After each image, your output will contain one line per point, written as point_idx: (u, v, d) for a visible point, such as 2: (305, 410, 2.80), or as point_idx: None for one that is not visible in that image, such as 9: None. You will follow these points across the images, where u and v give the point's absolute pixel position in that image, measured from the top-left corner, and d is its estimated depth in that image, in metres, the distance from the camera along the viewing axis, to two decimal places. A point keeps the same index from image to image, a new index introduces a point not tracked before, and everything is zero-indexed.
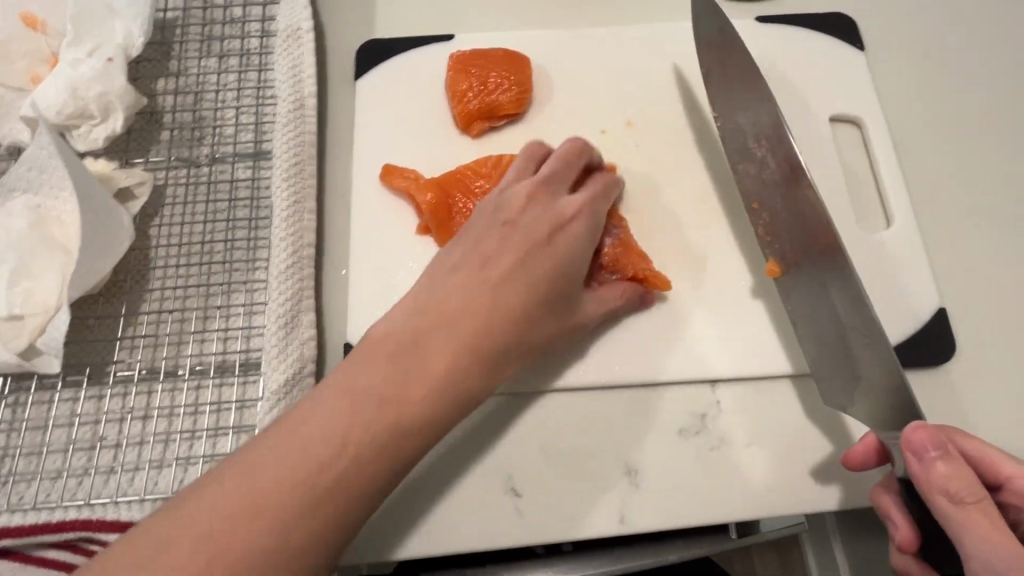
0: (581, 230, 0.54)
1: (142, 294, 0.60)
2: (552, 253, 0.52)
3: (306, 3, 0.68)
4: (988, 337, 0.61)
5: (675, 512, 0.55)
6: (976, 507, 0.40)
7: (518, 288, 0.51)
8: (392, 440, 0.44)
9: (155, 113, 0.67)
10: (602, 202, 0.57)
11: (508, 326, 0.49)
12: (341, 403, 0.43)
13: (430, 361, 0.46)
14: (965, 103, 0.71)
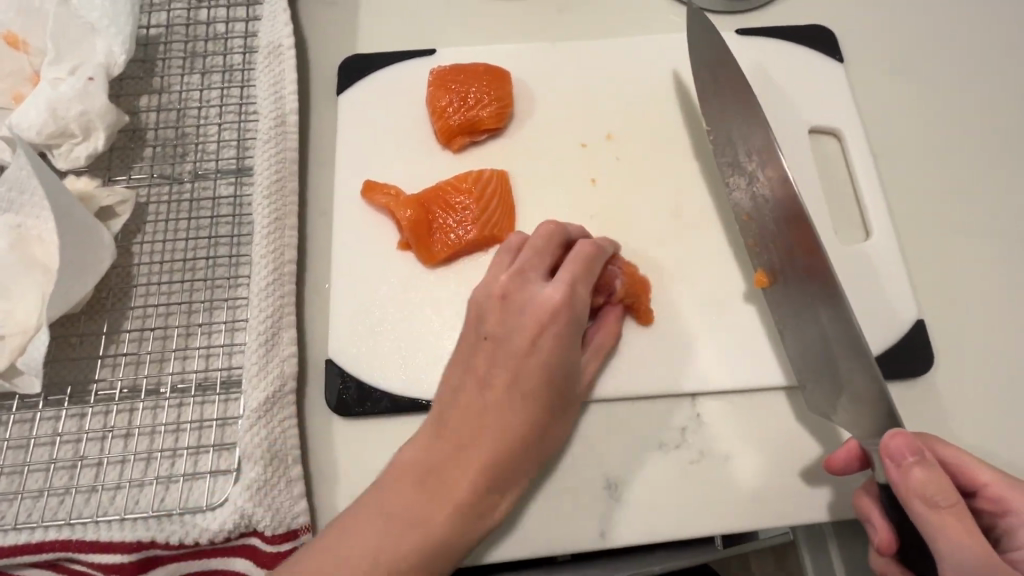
0: (563, 325, 0.52)
1: (125, 311, 0.61)
2: (542, 355, 0.51)
3: (287, 19, 0.68)
4: (969, 345, 0.61)
5: (656, 525, 0.55)
6: (951, 512, 0.40)
7: (509, 398, 0.50)
8: (429, 560, 0.46)
9: (138, 130, 0.68)
10: (582, 279, 0.53)
11: (506, 441, 0.49)
12: (362, 547, 0.45)
13: (440, 492, 0.47)
14: (967, 101, 0.72)
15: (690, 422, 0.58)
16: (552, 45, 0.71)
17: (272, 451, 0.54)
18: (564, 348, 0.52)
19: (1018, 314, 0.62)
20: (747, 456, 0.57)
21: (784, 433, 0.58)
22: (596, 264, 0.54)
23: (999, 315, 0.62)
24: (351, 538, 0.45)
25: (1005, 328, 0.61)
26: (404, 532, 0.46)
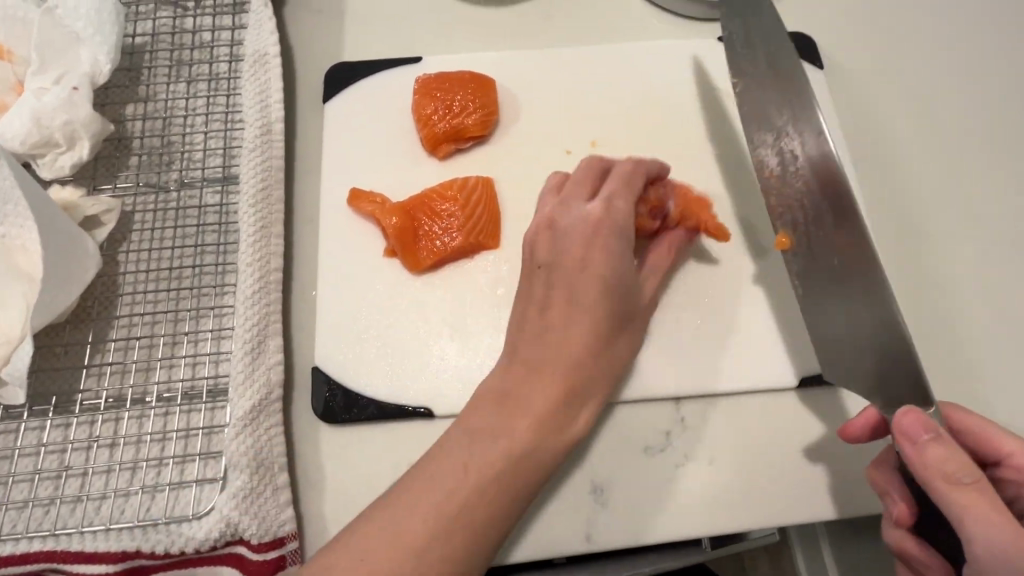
0: (611, 233, 0.54)
1: (110, 321, 0.61)
2: (601, 265, 0.53)
3: (272, 28, 0.69)
4: (947, 347, 0.62)
5: (641, 529, 0.56)
6: (971, 491, 0.40)
7: (570, 304, 0.53)
8: (513, 469, 0.47)
9: (124, 139, 0.68)
10: (622, 192, 0.56)
11: (573, 342, 0.52)
12: (456, 462, 0.46)
13: (519, 402, 0.49)
14: (967, 102, 0.74)
15: (675, 426, 0.59)
16: (537, 53, 0.71)
17: (257, 459, 0.54)
18: (618, 256, 0.54)
19: (996, 315, 0.63)
20: (731, 459, 0.58)
21: (766, 436, 0.58)
22: (637, 178, 0.57)
23: (977, 318, 0.63)
24: (426, 476, 0.46)
25: (984, 330, 0.63)
26: (492, 441, 0.47)
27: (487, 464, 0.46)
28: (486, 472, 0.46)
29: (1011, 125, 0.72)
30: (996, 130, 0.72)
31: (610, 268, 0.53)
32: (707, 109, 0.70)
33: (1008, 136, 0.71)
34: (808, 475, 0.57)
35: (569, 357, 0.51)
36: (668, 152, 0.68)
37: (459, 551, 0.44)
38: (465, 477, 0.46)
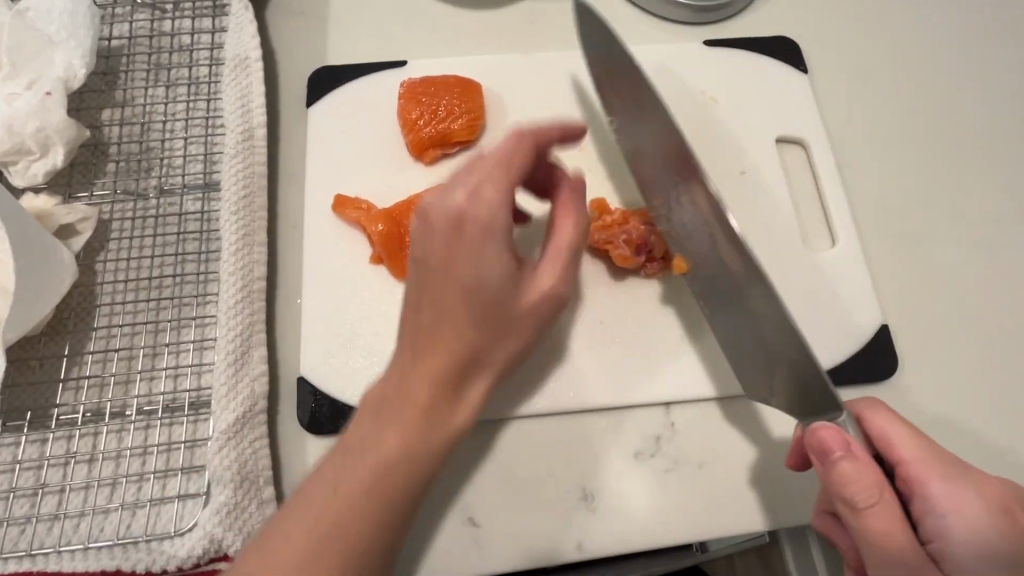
0: (483, 232, 0.46)
1: (88, 332, 0.59)
2: (466, 270, 0.45)
3: (253, 31, 0.67)
4: (932, 347, 0.63)
5: (633, 535, 0.55)
6: (876, 514, 0.39)
7: (436, 315, 0.46)
8: (377, 493, 0.43)
9: (101, 145, 0.66)
10: (495, 180, 0.46)
11: (441, 361, 0.45)
12: (312, 509, 0.42)
13: (390, 427, 0.44)
14: (961, 101, 0.75)
15: (664, 431, 0.59)
16: (523, 56, 0.71)
17: (242, 473, 0.53)
18: (487, 259, 0.46)
19: (977, 315, 0.64)
20: (721, 463, 0.58)
21: (756, 439, 0.58)
22: (512, 161, 0.47)
23: (959, 320, 0.64)
24: (295, 506, 0.43)
25: (965, 333, 0.64)
26: (356, 484, 0.43)
27: (345, 513, 0.42)
28: (349, 522, 0.42)
29: (991, 130, 0.73)
30: (977, 131, 0.73)
31: (476, 276, 0.45)
32: (694, 113, 0.70)
33: (987, 141, 0.73)
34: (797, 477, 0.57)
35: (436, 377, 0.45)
36: None
37: None
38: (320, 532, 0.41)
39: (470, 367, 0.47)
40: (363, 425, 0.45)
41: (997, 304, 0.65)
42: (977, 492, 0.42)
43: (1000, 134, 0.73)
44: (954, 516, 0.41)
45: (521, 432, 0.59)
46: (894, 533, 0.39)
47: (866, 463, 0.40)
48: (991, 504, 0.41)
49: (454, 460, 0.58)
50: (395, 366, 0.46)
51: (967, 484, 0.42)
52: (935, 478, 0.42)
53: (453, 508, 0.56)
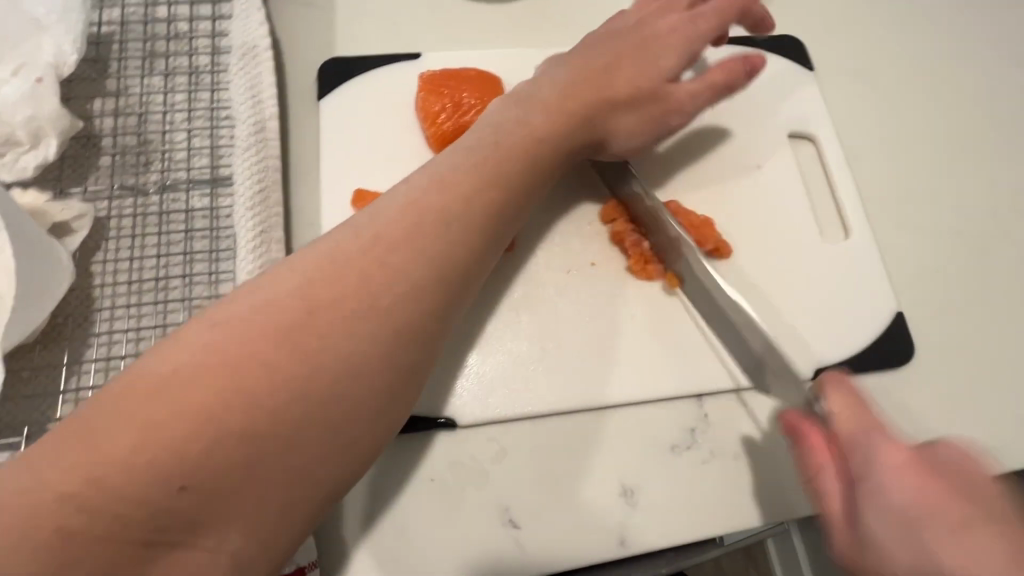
0: (638, 63, 0.58)
1: (87, 338, 0.54)
2: (643, 53, 0.59)
3: (261, 19, 0.64)
4: (941, 333, 0.66)
5: (674, 529, 0.55)
6: (818, 485, 0.46)
7: (595, 82, 0.57)
8: (372, 300, 0.42)
9: (92, 137, 0.61)
10: (659, 41, 0.59)
11: (587, 108, 0.56)
12: (279, 300, 0.39)
13: (404, 245, 0.44)
14: (952, 101, 0.79)
15: (698, 423, 0.59)
16: (542, 51, 0.70)
17: None
18: (641, 69, 0.58)
19: (981, 302, 0.68)
20: (754, 453, 0.58)
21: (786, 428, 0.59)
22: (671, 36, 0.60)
23: (965, 310, 0.67)
24: (277, 290, 0.40)
25: (972, 324, 0.66)
26: (327, 292, 0.41)
27: (299, 324, 0.39)
28: (300, 338, 0.38)
29: (982, 132, 0.77)
30: (968, 130, 0.77)
31: (650, 70, 0.58)
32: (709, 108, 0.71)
33: (979, 142, 0.77)
34: None
35: (502, 141, 0.52)
36: (674, 150, 0.68)
37: (270, 390, 0.36)
38: (266, 329, 0.38)
39: (481, 208, 0.49)
40: (352, 235, 0.44)
41: (1000, 296, 0.68)
42: (885, 455, 0.41)
43: (990, 137, 0.77)
44: (871, 490, 0.41)
45: (558, 430, 0.57)
46: (828, 503, 0.45)
47: (812, 436, 0.48)
48: (904, 469, 0.40)
49: (490, 462, 0.56)
50: (453, 165, 0.50)
51: (874, 449, 0.42)
52: (856, 446, 0.44)
53: (492, 511, 0.54)
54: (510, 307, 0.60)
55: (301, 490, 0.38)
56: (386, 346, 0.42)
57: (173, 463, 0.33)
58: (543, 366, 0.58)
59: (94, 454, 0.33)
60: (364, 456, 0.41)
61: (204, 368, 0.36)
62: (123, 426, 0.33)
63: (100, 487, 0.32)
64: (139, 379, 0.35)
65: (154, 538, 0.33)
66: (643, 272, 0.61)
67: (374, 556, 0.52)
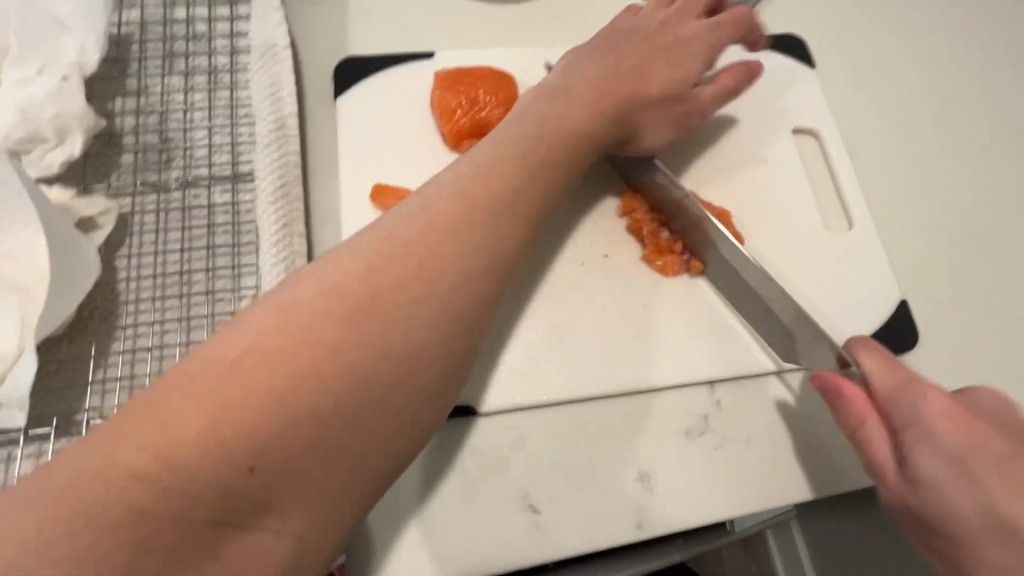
0: (661, 63, 0.61)
1: (113, 331, 0.55)
2: (670, 55, 0.62)
3: (279, 20, 0.66)
4: (941, 323, 0.68)
5: (688, 511, 0.57)
6: (863, 436, 0.50)
7: (622, 79, 0.59)
8: (425, 286, 0.43)
9: (114, 135, 0.62)
10: (682, 46, 0.62)
11: (617, 103, 0.58)
12: (334, 284, 0.41)
13: (452, 233, 0.46)
14: (950, 99, 0.81)
15: (710, 410, 0.60)
16: (552, 50, 0.72)
17: None
18: (670, 70, 0.61)
19: (978, 292, 0.70)
20: (766, 440, 0.60)
21: (795, 413, 0.61)
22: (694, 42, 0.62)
23: (962, 299, 0.69)
24: (331, 276, 0.41)
25: (970, 312, 0.69)
26: (380, 280, 0.42)
27: (357, 311, 0.40)
28: (360, 325, 0.40)
29: (979, 130, 0.80)
30: (966, 127, 0.79)
31: (673, 70, 0.61)
32: None
33: (976, 139, 0.79)
34: (835, 448, 0.60)
35: (543, 135, 0.54)
36: (683, 145, 0.70)
37: (332, 372, 0.38)
38: (327, 316, 0.39)
39: (519, 196, 0.51)
40: (400, 226, 0.45)
41: (996, 286, 0.70)
42: (930, 405, 0.46)
43: (986, 132, 0.80)
44: (916, 442, 0.45)
45: (575, 417, 0.59)
46: (876, 452, 0.48)
47: (853, 397, 0.50)
48: (945, 417, 0.45)
49: (509, 448, 0.57)
50: (493, 158, 0.51)
51: (917, 402, 0.46)
52: (899, 403, 0.47)
53: (512, 495, 0.56)
54: (525, 299, 0.62)
55: (359, 473, 0.39)
56: (438, 328, 0.43)
57: (242, 447, 0.34)
58: (560, 356, 0.60)
59: (163, 437, 0.33)
60: (414, 439, 0.43)
61: (269, 352, 0.37)
62: (190, 410, 0.34)
63: (172, 469, 0.32)
64: (202, 364, 0.36)
65: (222, 519, 0.34)
66: (659, 264, 0.63)
67: (396, 542, 0.53)
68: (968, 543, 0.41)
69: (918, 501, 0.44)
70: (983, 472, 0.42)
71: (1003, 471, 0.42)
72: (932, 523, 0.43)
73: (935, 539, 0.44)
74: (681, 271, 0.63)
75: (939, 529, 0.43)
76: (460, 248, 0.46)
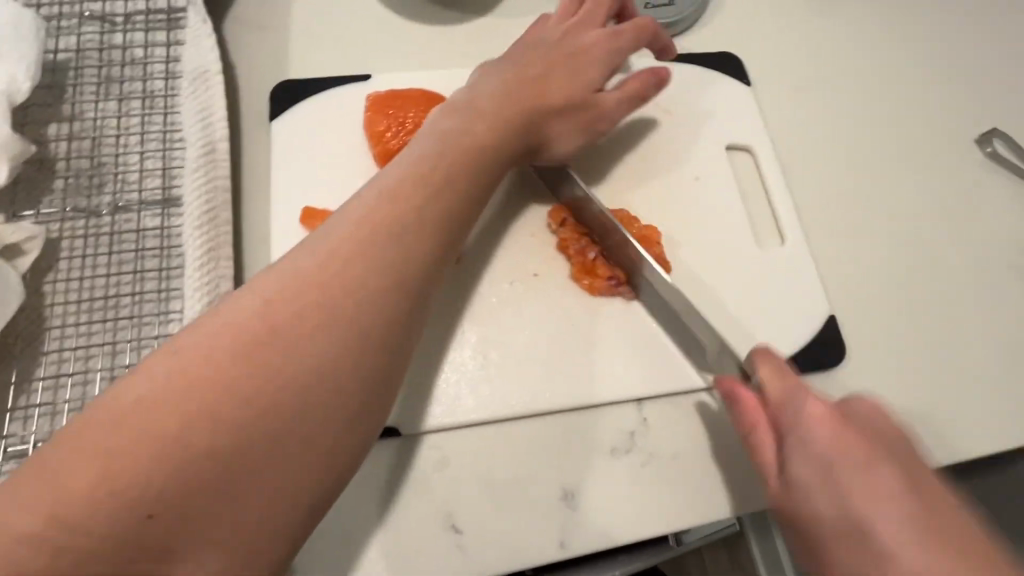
0: (567, 72, 0.62)
1: (37, 357, 0.56)
2: (572, 65, 0.63)
3: (212, 45, 0.67)
4: (872, 336, 0.68)
5: (611, 528, 0.57)
6: (755, 442, 0.47)
7: (533, 90, 0.60)
8: (337, 311, 0.42)
9: (47, 161, 0.63)
10: (586, 56, 0.64)
11: (528, 114, 0.59)
12: (241, 317, 0.40)
13: (367, 255, 0.45)
14: (889, 109, 0.82)
15: (638, 427, 0.61)
16: None
17: None
18: (571, 81, 0.62)
19: (910, 304, 0.70)
20: (695, 456, 0.60)
21: (723, 428, 0.61)
22: (600, 50, 0.64)
23: (901, 314, 0.70)
24: (233, 309, 0.40)
25: (906, 327, 0.69)
26: (289, 310, 0.40)
27: (258, 342, 0.39)
28: (261, 356, 0.38)
29: (915, 140, 0.80)
30: (902, 137, 0.80)
31: (579, 81, 0.62)
32: (651, 123, 0.73)
33: (913, 150, 0.79)
34: None
35: (449, 150, 0.54)
36: (614, 163, 0.71)
37: (237, 408, 0.36)
38: (224, 351, 0.38)
39: (446, 215, 0.51)
40: (308, 252, 0.44)
41: (933, 300, 0.71)
42: (808, 409, 0.44)
43: (929, 144, 0.80)
44: (794, 442, 0.43)
45: (500, 436, 0.59)
46: (764, 455, 0.46)
47: (749, 400, 0.49)
48: (823, 421, 0.42)
49: (434, 467, 0.58)
50: (399, 175, 0.51)
51: (800, 407, 0.44)
52: (785, 403, 0.46)
53: (436, 515, 0.56)
54: (456, 318, 0.62)
55: (274, 510, 0.37)
56: (360, 350, 0.42)
57: (139, 493, 0.33)
58: (486, 375, 0.60)
59: (59, 488, 0.33)
60: (341, 466, 0.41)
61: (165, 393, 0.36)
62: (85, 460, 0.33)
63: (73, 522, 0.32)
64: (101, 411, 0.35)
65: (128, 567, 0.32)
66: (586, 283, 0.63)
67: (318, 562, 0.53)
68: (834, 553, 0.38)
69: (791, 508, 0.42)
70: (863, 501, 0.37)
71: (872, 488, 0.37)
72: (812, 539, 0.40)
73: (815, 557, 0.40)
74: (610, 291, 0.63)
75: (810, 537, 0.40)
76: (370, 263, 0.45)
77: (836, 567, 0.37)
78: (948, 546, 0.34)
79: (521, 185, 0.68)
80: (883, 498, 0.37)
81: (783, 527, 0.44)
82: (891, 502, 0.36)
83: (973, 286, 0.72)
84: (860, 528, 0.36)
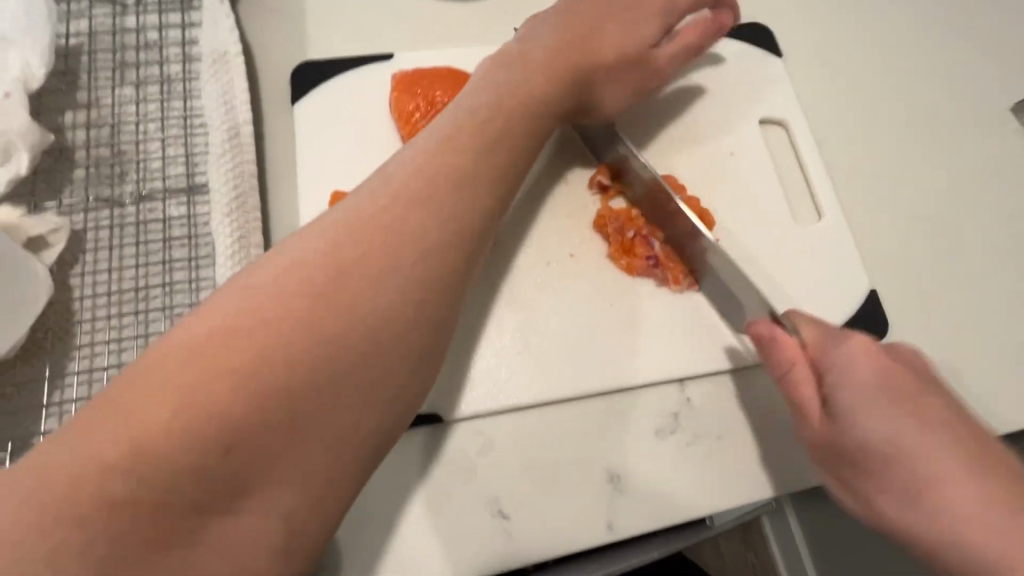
0: (623, 28, 0.60)
1: (68, 352, 0.54)
2: (629, 18, 0.60)
3: (230, 26, 0.64)
4: (911, 308, 0.67)
5: (661, 508, 0.56)
6: (789, 380, 0.49)
7: (585, 46, 0.58)
8: (389, 268, 0.40)
9: (65, 150, 0.61)
10: (647, 10, 0.61)
11: (581, 70, 0.57)
12: (302, 262, 0.38)
13: (425, 218, 0.43)
14: (917, 75, 0.80)
15: (681, 407, 0.60)
16: None
17: None
18: (625, 36, 0.60)
19: (949, 274, 0.69)
20: (738, 434, 0.59)
21: (765, 406, 0.61)
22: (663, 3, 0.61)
23: (930, 293, 0.68)
24: (292, 257, 0.38)
25: (944, 296, 0.68)
26: (352, 255, 0.39)
27: (325, 287, 0.37)
28: (328, 301, 0.37)
29: (945, 107, 0.79)
30: (932, 104, 0.79)
31: (636, 37, 0.60)
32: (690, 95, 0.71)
33: (943, 115, 0.78)
34: None
35: (494, 109, 0.51)
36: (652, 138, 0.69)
37: (300, 348, 0.35)
38: (287, 298, 0.36)
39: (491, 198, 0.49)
40: (368, 201, 0.42)
41: (970, 270, 0.70)
42: (851, 348, 0.45)
43: (960, 110, 0.79)
44: (833, 381, 0.45)
45: (540, 421, 0.58)
46: (800, 394, 0.48)
47: (787, 345, 0.50)
48: (866, 358, 0.45)
49: (477, 454, 0.57)
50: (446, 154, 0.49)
51: (842, 345, 0.46)
52: (829, 347, 0.47)
53: (483, 502, 0.55)
54: (492, 303, 0.61)
55: (340, 456, 0.37)
56: (419, 326, 0.41)
57: (207, 434, 0.31)
58: (527, 360, 0.59)
59: (125, 433, 0.31)
60: (398, 422, 0.40)
61: (234, 334, 0.34)
62: (156, 399, 0.32)
63: (150, 460, 0.30)
64: (172, 351, 0.34)
65: (202, 505, 0.31)
66: (624, 263, 0.62)
67: (359, 552, 0.53)
68: (887, 472, 0.41)
69: (839, 438, 0.44)
70: (936, 443, 0.39)
71: (916, 417, 0.41)
72: (847, 457, 0.44)
73: (852, 476, 0.44)
74: (647, 271, 0.62)
75: (860, 462, 0.42)
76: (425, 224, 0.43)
77: (890, 484, 0.41)
78: (984, 468, 0.38)
79: (559, 152, 0.67)
80: (921, 424, 0.41)
81: (818, 459, 0.47)
82: (936, 433, 0.40)
83: (1007, 256, 0.71)
84: (913, 455, 0.40)
